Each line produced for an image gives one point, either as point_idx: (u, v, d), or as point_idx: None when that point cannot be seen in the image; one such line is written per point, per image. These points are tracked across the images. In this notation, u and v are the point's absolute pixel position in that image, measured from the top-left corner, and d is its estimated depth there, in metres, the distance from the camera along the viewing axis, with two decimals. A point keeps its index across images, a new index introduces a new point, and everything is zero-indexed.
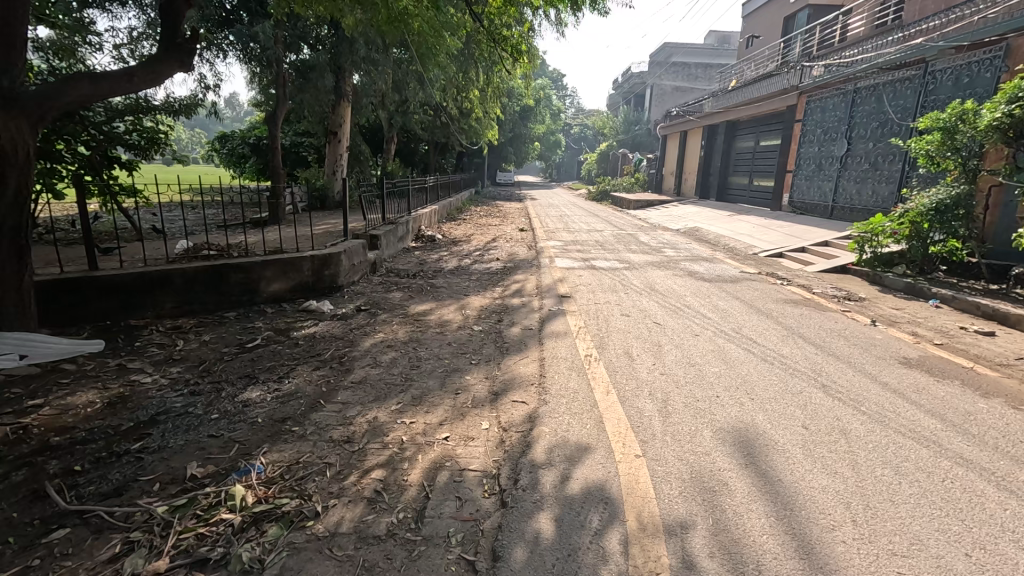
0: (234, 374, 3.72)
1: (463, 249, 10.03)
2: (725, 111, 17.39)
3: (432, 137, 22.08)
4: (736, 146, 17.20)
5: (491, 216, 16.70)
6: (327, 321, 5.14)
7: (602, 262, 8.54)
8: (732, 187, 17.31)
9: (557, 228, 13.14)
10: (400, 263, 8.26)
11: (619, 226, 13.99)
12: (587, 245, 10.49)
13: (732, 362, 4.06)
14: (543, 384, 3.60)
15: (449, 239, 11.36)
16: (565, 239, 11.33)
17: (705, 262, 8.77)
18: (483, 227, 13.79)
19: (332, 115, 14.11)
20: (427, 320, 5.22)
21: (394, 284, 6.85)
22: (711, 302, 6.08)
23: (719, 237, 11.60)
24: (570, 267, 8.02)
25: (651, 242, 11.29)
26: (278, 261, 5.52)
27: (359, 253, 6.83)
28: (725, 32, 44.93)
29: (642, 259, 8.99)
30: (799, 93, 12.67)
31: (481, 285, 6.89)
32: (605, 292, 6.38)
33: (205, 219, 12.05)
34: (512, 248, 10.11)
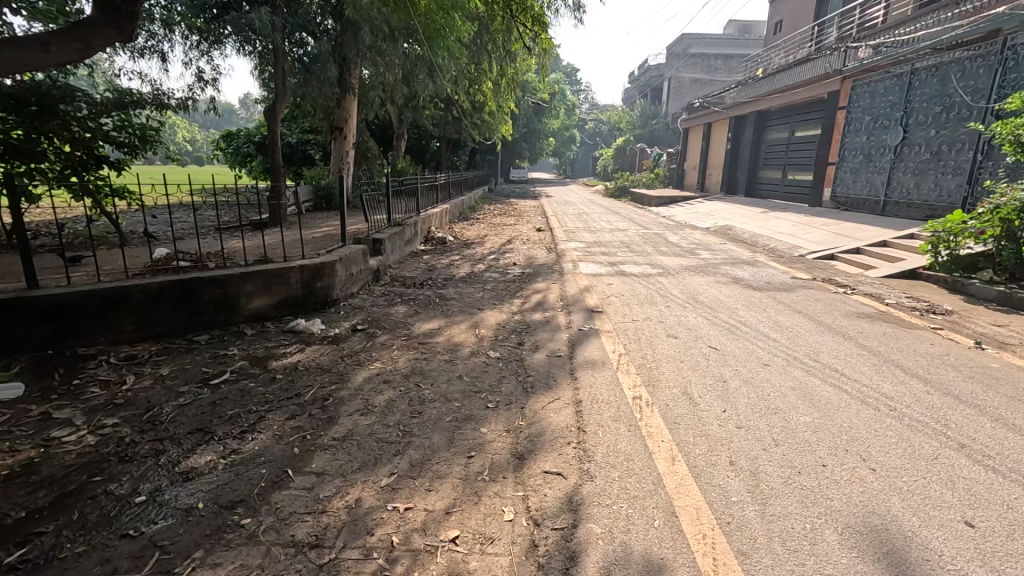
0: (184, 427, 2.89)
1: (476, 252, 9.19)
2: (755, 101, 16.24)
3: (443, 133, 21.25)
4: (767, 138, 16.06)
5: (505, 215, 15.83)
6: (315, 346, 4.30)
7: (631, 267, 7.61)
8: (763, 182, 16.17)
9: (577, 228, 12.23)
10: (406, 270, 7.43)
11: (644, 225, 13.02)
12: (612, 247, 9.55)
13: (823, 406, 3.13)
14: (582, 444, 2.71)
15: (462, 241, 10.52)
16: (587, 240, 10.43)
17: (748, 266, 7.81)
18: (497, 227, 12.94)
19: (337, 109, 13.35)
20: (434, 344, 4.36)
21: (398, 295, 6.02)
22: (770, 316, 5.13)
23: (756, 236, 10.58)
24: (597, 274, 7.11)
25: (681, 243, 10.33)
26: (260, 274, 4.71)
27: (359, 261, 6.00)
28: (747, 22, 43.31)
29: (676, 262, 8.05)
30: (844, 77, 11.55)
31: (497, 296, 6.02)
32: (642, 305, 5.47)
33: (203, 222, 11.39)
34: (530, 251, 9.22)
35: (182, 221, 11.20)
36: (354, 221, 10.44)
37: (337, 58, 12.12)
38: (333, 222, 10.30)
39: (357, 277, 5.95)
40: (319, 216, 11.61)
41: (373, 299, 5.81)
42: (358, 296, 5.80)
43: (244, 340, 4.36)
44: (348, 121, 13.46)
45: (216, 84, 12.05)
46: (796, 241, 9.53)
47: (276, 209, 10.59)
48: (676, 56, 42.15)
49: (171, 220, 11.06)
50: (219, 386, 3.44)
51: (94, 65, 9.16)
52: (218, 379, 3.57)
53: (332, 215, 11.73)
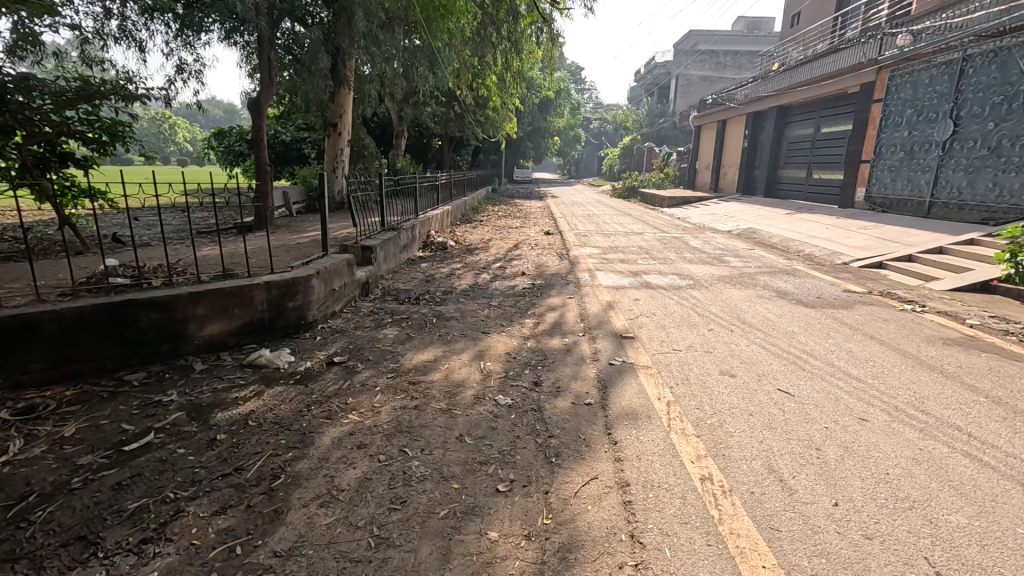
0: (59, 537, 2.00)
1: (480, 259, 8.31)
2: (776, 95, 15.27)
3: (445, 131, 20.40)
4: (788, 134, 15.12)
5: (511, 217, 14.95)
6: (279, 387, 3.41)
7: (656, 276, 6.72)
8: (784, 181, 15.20)
9: (589, 231, 11.35)
10: (401, 281, 6.55)
11: (660, 228, 12.13)
12: (630, 253, 8.64)
13: (971, 495, 2.22)
14: (643, 572, 1.80)
15: (465, 245, 9.65)
16: (601, 244, 9.53)
17: (788, 277, 6.90)
18: (503, 230, 12.06)
19: (331, 104, 12.50)
20: (429, 384, 3.47)
21: (389, 314, 5.13)
22: (838, 343, 4.22)
23: (786, 241, 9.67)
24: (619, 285, 6.21)
25: (705, 247, 9.42)
26: (215, 294, 3.81)
27: (343, 273, 5.11)
28: (756, 19, 42.31)
29: (705, 271, 7.15)
30: (881, 66, 10.59)
31: (505, 315, 5.12)
32: (679, 327, 4.58)
33: (185, 226, 10.58)
34: (540, 258, 8.34)
35: (163, 225, 10.39)
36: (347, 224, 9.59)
37: (330, 49, 11.31)
38: (324, 226, 9.45)
39: (340, 293, 5.07)
40: (311, 219, 10.76)
41: (359, 319, 4.94)
42: (341, 316, 4.92)
43: (190, 379, 3.48)
44: (342, 115, 12.58)
45: (200, 76, 11.21)
46: (834, 247, 8.61)
47: (261, 211, 9.75)
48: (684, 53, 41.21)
49: (150, 223, 10.22)
50: (133, 455, 2.55)
51: (58, 52, 8.38)
52: (138, 442, 2.67)
53: (325, 218, 10.89)
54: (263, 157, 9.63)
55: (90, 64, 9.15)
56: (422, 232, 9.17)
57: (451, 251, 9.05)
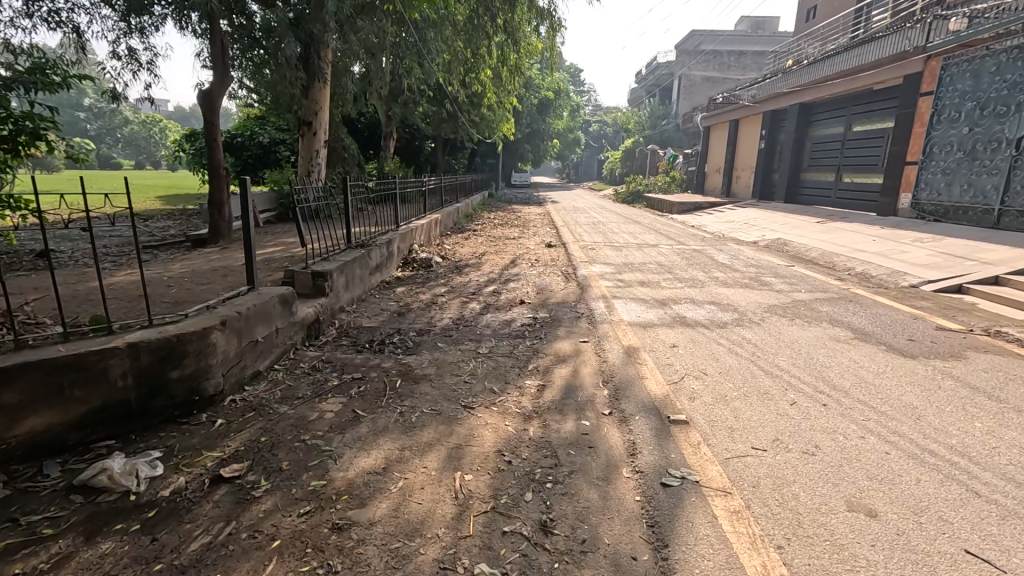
0: None
1: (470, 280, 6.94)
2: (799, 91, 13.94)
3: (437, 132, 19.08)
4: (813, 134, 13.79)
5: (509, 225, 13.58)
6: (106, 545, 2.00)
7: (689, 307, 5.32)
8: (808, 185, 13.85)
9: (596, 243, 10.00)
10: (366, 314, 5.17)
11: (676, 239, 10.79)
12: (650, 271, 7.26)
13: None
14: None
15: (454, 261, 8.27)
16: (613, 260, 8.18)
17: (853, 306, 5.52)
18: (499, 242, 10.70)
19: (305, 101, 11.14)
20: (364, 533, 2.07)
21: (339, 372, 3.74)
22: (992, 428, 2.83)
23: (828, 256, 8.30)
24: (646, 321, 4.83)
25: (734, 264, 8.06)
26: (34, 372, 2.39)
27: (272, 316, 3.70)
28: (760, 19, 41.17)
29: (748, 299, 5.76)
30: (930, 54, 9.30)
31: (496, 373, 3.72)
32: (749, 397, 3.18)
33: (135, 242, 9.25)
34: (541, 278, 6.96)
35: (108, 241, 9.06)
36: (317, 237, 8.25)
37: (301, 35, 9.93)
38: (289, 239, 8.10)
39: (267, 343, 3.64)
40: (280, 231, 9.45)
41: (292, 381, 3.52)
42: (265, 378, 3.51)
43: None
44: (319, 111, 11.20)
45: (153, 68, 9.83)
46: (892, 264, 7.26)
47: (215, 221, 8.38)
48: (686, 53, 39.95)
49: (91, 240, 8.89)
50: None
51: None
52: None
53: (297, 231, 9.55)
54: (218, 158, 8.23)
55: (11, 49, 7.75)
56: (403, 246, 7.80)
57: (437, 268, 7.68)
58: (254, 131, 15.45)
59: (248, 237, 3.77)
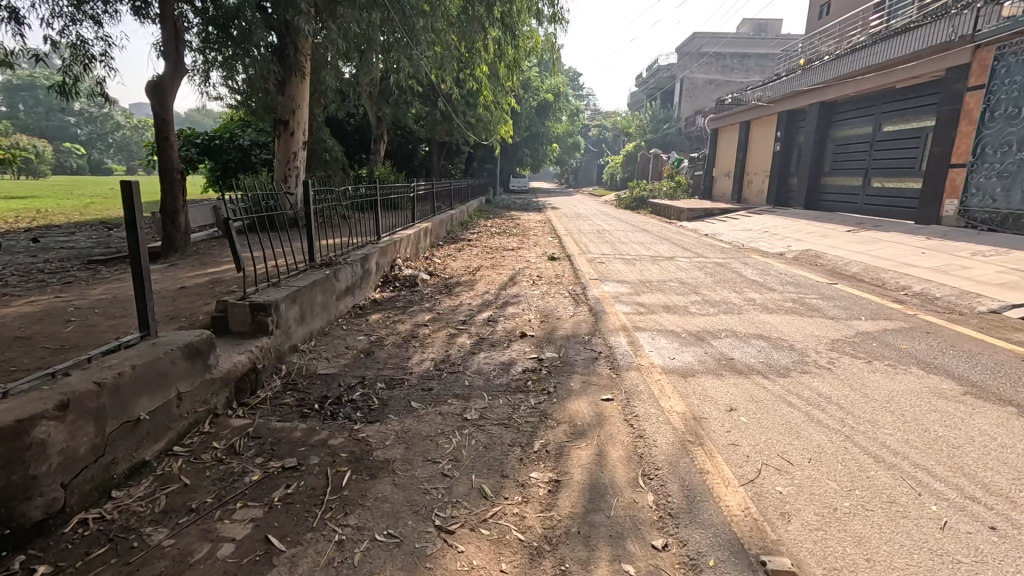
0: None
1: (461, 302, 5.86)
2: (820, 89, 12.96)
3: (430, 134, 18.05)
4: (835, 135, 12.79)
5: (507, 234, 12.49)
6: None
7: (734, 345, 4.23)
8: (831, 190, 12.82)
9: (605, 255, 8.94)
10: (325, 356, 4.06)
11: (692, 250, 9.73)
12: (673, 292, 6.16)
13: None
14: None
15: (444, 278, 7.19)
16: (626, 276, 7.12)
17: (934, 340, 4.45)
18: (497, 253, 9.63)
19: (282, 98, 10.07)
20: None
21: (266, 456, 2.64)
22: None
23: (873, 270, 7.24)
24: (684, 367, 3.74)
25: (767, 280, 6.99)
26: None
27: (167, 379, 2.58)
28: (763, 21, 40.37)
29: (802, 331, 4.67)
30: (980, 45, 8.30)
31: (488, 458, 2.62)
32: (872, 514, 2.09)
33: (82, 257, 8.14)
34: (545, 301, 5.88)
35: (50, 258, 7.97)
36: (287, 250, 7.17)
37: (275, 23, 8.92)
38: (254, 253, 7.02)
39: (158, 420, 2.52)
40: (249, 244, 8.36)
41: (190, 478, 2.42)
42: (149, 474, 2.40)
43: None
44: (297, 109, 10.14)
45: (107, 61, 8.94)
46: (956, 282, 6.20)
47: (170, 233, 7.29)
48: (688, 55, 39.09)
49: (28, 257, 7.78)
50: None
51: None
52: None
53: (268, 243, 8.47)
54: (172, 161, 7.14)
55: None
56: (384, 261, 6.71)
57: (423, 287, 6.57)
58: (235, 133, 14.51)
59: (138, 267, 2.64)
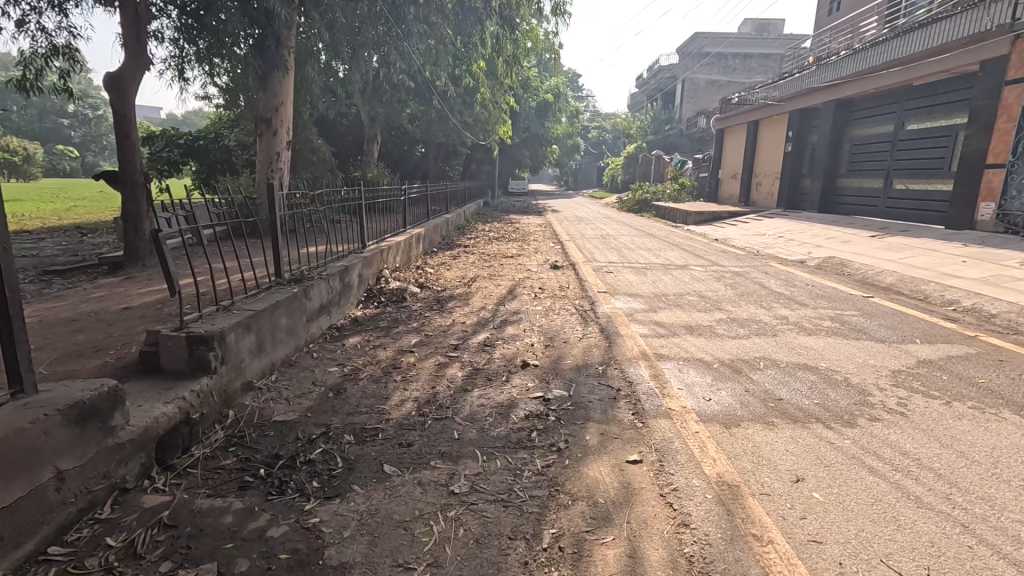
0: None
1: (453, 321, 5.15)
2: (836, 86, 12.32)
3: (427, 134, 17.39)
4: (853, 134, 12.13)
5: (506, 240, 11.81)
6: None
7: (778, 380, 3.52)
8: (849, 193, 12.16)
9: (612, 263, 8.25)
10: (286, 395, 3.35)
11: (705, 257, 9.06)
12: (694, 308, 5.46)
13: None
14: None
15: (437, 290, 6.49)
16: (638, 288, 6.43)
17: (1013, 372, 3.74)
18: (495, 261, 8.94)
19: (264, 94, 9.36)
20: None
21: (174, 560, 1.92)
22: None
23: (911, 281, 6.55)
24: (725, 412, 3.02)
25: (794, 293, 6.29)
26: None
27: (34, 457, 1.86)
28: (765, 21, 39.79)
29: (853, 359, 3.96)
30: (1020, 34, 7.65)
31: (480, 563, 1.92)
32: None
33: (41, 267, 7.45)
34: (549, 319, 5.18)
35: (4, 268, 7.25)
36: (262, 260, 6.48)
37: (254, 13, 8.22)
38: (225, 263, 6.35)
39: (17, 518, 1.80)
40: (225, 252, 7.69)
41: None
42: None
43: None
44: (282, 107, 9.44)
45: (73, 55, 8.28)
46: (1012, 296, 5.49)
47: (133, 242, 6.58)
48: (690, 55, 38.46)
49: None
50: None
51: None
52: None
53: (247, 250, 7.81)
54: (135, 162, 6.43)
55: None
56: (369, 273, 6.01)
57: (413, 301, 5.86)
58: (221, 133, 13.83)
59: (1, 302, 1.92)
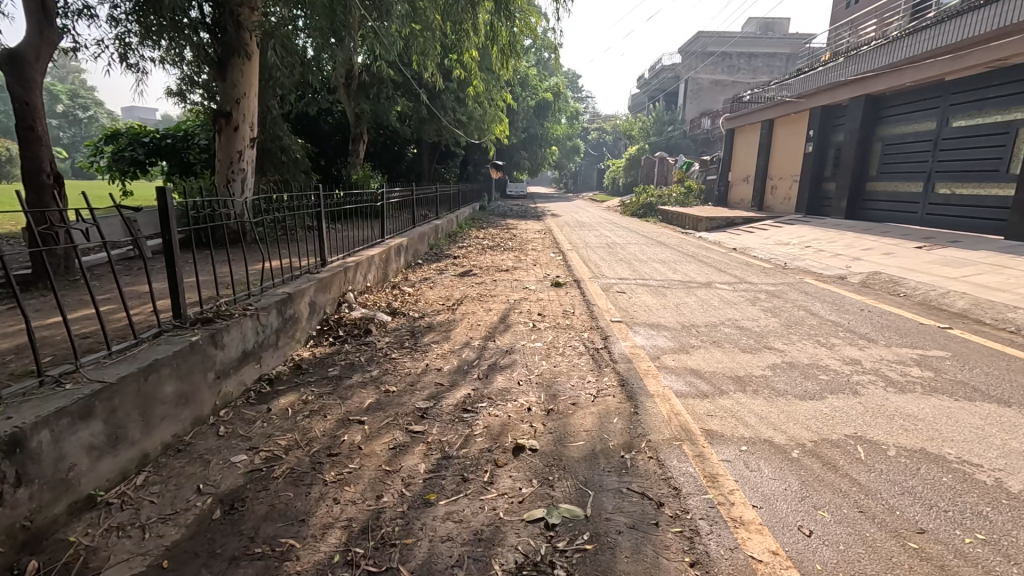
0: None
1: (428, 365, 3.98)
2: (864, 80, 11.27)
3: (418, 134, 16.28)
4: (887, 133, 11.01)
5: (501, 249, 10.66)
6: None
7: (897, 484, 2.35)
8: (880, 198, 11.09)
9: (623, 279, 7.11)
10: (142, 519, 2.15)
11: (729, 272, 7.91)
12: (736, 348, 4.28)
13: None
14: None
15: (414, 317, 5.32)
16: (660, 315, 5.27)
17: None
18: (487, 276, 7.78)
19: (223, 85, 8.16)
20: None
21: None
22: None
23: (991, 306, 5.38)
24: (845, 567, 1.84)
25: (850, 321, 5.14)
26: None
27: None
28: (770, 20, 38.76)
29: (986, 439, 2.77)
30: None
31: None
32: None
33: None
34: (551, 364, 4.02)
35: None
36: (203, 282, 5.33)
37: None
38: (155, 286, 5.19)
39: None
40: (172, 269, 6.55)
41: None
42: None
43: None
44: (244, 100, 8.24)
45: None
46: None
47: (44, 258, 5.41)
48: (692, 54, 37.41)
49: None
50: None
51: None
52: None
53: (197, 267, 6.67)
54: (42, 160, 5.24)
55: None
56: (326, 299, 4.81)
57: (381, 335, 4.67)
58: (191, 131, 12.66)
59: None
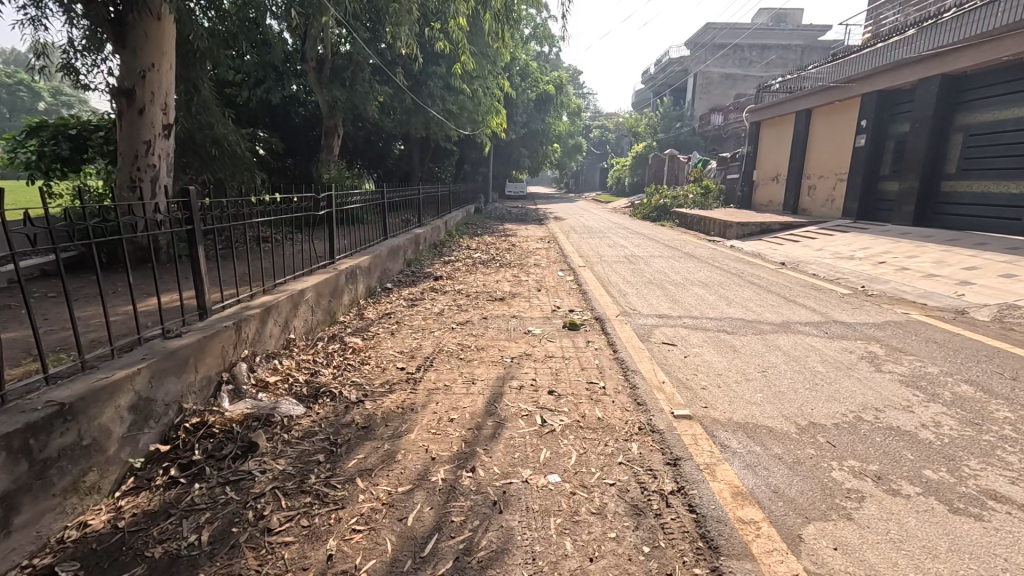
0: None
1: (334, 559, 1.94)
2: (941, 54, 9.21)
3: (403, 128, 14.30)
4: (972, 121, 8.99)
5: (496, 264, 8.64)
6: None
7: None
8: (961, 201, 9.07)
9: (661, 318, 5.10)
10: None
11: (800, 302, 5.88)
12: (940, 505, 2.20)
13: None
14: None
15: (349, 402, 3.29)
16: (745, 400, 3.24)
17: None
18: (475, 308, 5.76)
19: (121, 53, 6.05)
20: None
21: None
22: None
23: None
24: None
25: None
26: None
27: None
28: (783, 11, 36.79)
29: None
30: None
31: None
32: None
33: None
34: (581, 546, 2.01)
35: None
36: (16, 344, 3.32)
37: None
38: None
39: None
40: (17, 308, 4.51)
41: None
42: None
43: None
44: (151, 73, 6.16)
45: None
46: None
47: None
48: (701, 47, 35.31)
49: None
50: None
51: None
52: None
53: (60, 303, 4.67)
54: None
55: None
56: (183, 387, 2.79)
57: (274, 455, 2.64)
58: None
59: None
